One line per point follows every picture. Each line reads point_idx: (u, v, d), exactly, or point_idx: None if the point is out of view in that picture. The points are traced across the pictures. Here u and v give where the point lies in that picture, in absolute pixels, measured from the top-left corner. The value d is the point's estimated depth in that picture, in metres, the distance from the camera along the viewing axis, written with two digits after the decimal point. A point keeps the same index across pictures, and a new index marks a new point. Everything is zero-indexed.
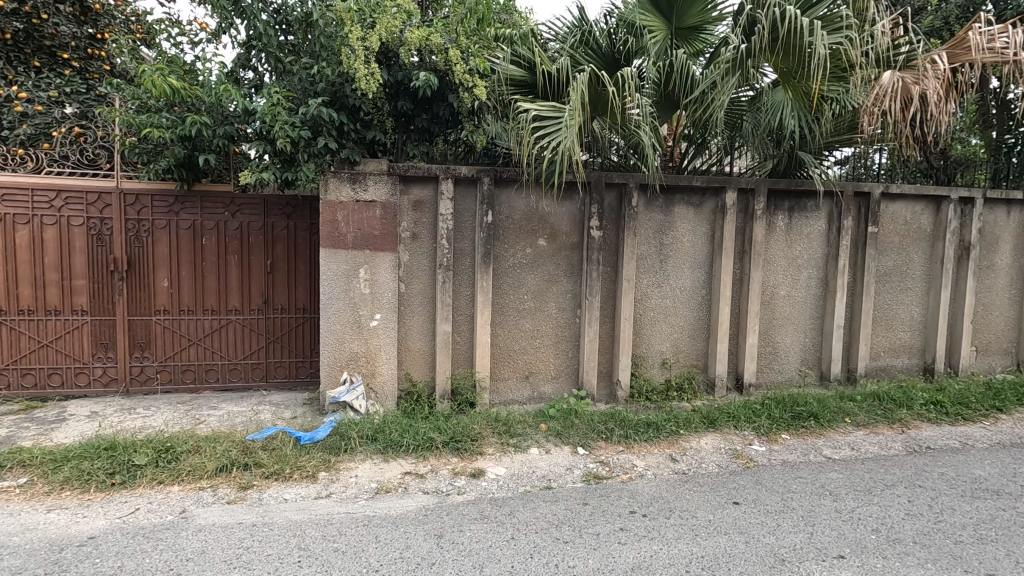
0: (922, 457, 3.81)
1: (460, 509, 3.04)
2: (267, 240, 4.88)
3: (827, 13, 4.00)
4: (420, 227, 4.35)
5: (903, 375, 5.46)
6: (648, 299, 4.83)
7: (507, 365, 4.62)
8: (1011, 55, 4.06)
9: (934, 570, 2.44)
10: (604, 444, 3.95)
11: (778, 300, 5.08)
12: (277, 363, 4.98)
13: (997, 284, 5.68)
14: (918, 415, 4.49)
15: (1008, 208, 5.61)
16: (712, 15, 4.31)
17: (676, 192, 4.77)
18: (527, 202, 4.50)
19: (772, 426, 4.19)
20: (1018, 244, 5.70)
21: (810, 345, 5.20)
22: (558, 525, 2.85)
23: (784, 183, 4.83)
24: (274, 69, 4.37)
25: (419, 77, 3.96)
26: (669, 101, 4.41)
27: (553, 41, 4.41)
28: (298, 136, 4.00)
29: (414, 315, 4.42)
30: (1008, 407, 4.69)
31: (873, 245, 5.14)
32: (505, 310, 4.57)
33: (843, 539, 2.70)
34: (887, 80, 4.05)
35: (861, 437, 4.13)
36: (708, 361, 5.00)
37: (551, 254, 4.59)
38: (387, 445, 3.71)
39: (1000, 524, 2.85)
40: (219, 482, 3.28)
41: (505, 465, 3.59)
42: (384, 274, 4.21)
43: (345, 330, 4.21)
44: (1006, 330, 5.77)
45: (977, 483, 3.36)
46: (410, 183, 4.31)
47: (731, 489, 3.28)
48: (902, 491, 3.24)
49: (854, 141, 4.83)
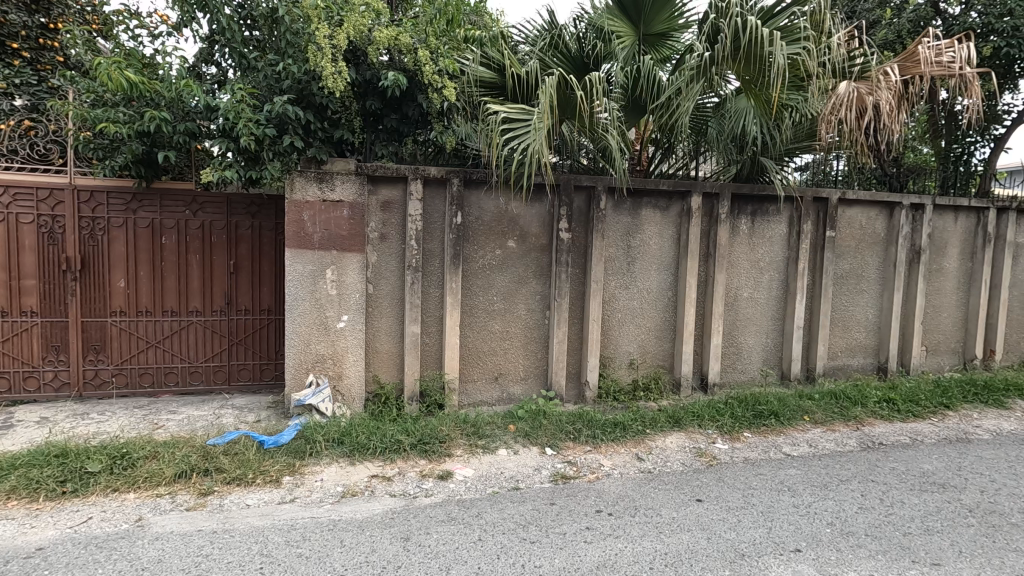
0: (874, 452, 3.97)
1: (427, 511, 3.03)
2: (230, 240, 4.76)
3: (787, 23, 4.16)
4: (389, 228, 4.32)
5: (858, 373, 5.67)
6: (616, 300, 4.90)
7: (477, 366, 4.61)
8: (958, 68, 4.26)
9: (884, 561, 2.54)
10: (572, 444, 3.99)
11: (741, 301, 5.22)
12: (240, 365, 4.86)
13: (945, 287, 5.96)
14: (872, 412, 4.67)
15: (955, 214, 5.88)
16: (679, 23, 4.41)
17: (644, 195, 4.85)
18: (496, 204, 4.51)
19: (735, 425, 4.30)
20: (965, 249, 5.98)
21: (771, 345, 5.36)
22: (525, 525, 2.87)
23: (747, 188, 4.98)
24: (238, 65, 4.30)
25: (388, 77, 3.93)
26: (636, 105, 4.50)
27: (524, 44, 4.44)
28: (263, 134, 3.93)
29: (382, 317, 4.38)
30: (955, 404, 4.91)
31: (831, 249, 5.33)
32: (474, 311, 4.57)
33: (800, 533, 2.79)
34: (843, 90, 4.19)
35: (818, 434, 4.27)
36: (674, 361, 5.09)
37: (521, 256, 4.61)
38: (354, 447, 3.66)
39: (945, 516, 2.99)
40: (178, 488, 3.18)
41: (474, 467, 3.60)
42: (352, 276, 4.16)
43: (311, 331, 4.14)
44: (954, 330, 6.05)
45: (925, 477, 3.51)
46: (379, 183, 4.27)
47: (694, 486, 3.35)
48: (855, 486, 3.37)
49: (813, 148, 5.01)
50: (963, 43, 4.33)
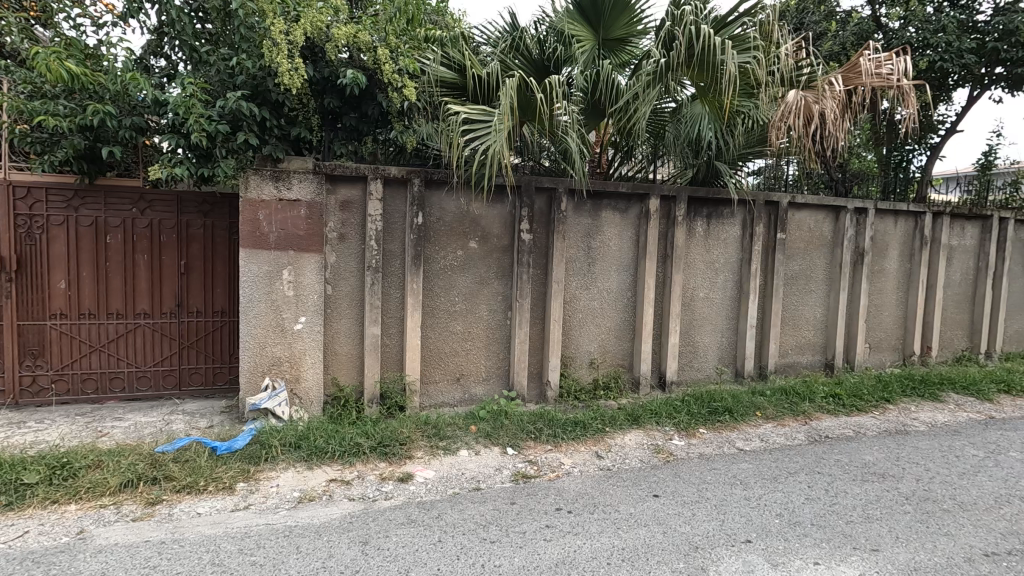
0: (821, 445, 4.14)
1: (387, 514, 3.00)
2: (181, 239, 4.60)
3: (740, 32, 4.31)
4: (348, 228, 4.25)
5: (807, 370, 5.91)
6: (577, 301, 4.96)
7: (438, 367, 4.59)
8: (896, 80, 4.51)
9: (828, 549, 2.67)
10: (532, 443, 4.02)
11: (697, 301, 5.37)
12: (191, 369, 4.69)
13: (887, 287, 6.27)
14: (820, 407, 4.88)
15: (896, 217, 6.18)
16: (638, 28, 4.50)
17: (604, 197, 4.93)
18: (458, 205, 4.50)
19: (691, 422, 4.42)
20: (905, 250, 6.31)
21: (726, 344, 5.53)
22: (486, 525, 2.88)
23: (703, 192, 5.13)
24: (189, 58, 4.20)
25: (346, 75, 3.87)
26: (595, 109, 4.60)
27: (486, 44, 4.45)
28: (216, 131, 3.84)
29: (341, 318, 4.31)
30: (895, 398, 5.18)
31: (782, 251, 5.54)
32: (435, 311, 4.54)
33: (750, 525, 2.89)
34: (792, 98, 4.36)
35: (769, 429, 4.43)
36: (633, 360, 5.19)
37: (482, 256, 4.61)
38: (312, 452, 3.59)
39: (884, 504, 3.15)
40: (123, 498, 3.05)
41: (435, 468, 3.58)
42: (310, 276, 4.08)
43: (267, 333, 4.04)
44: (895, 328, 6.38)
45: (866, 468, 3.69)
46: (338, 183, 4.20)
47: (651, 482, 3.42)
48: (803, 477, 3.52)
49: (764, 153, 5.21)
50: (901, 56, 4.59)
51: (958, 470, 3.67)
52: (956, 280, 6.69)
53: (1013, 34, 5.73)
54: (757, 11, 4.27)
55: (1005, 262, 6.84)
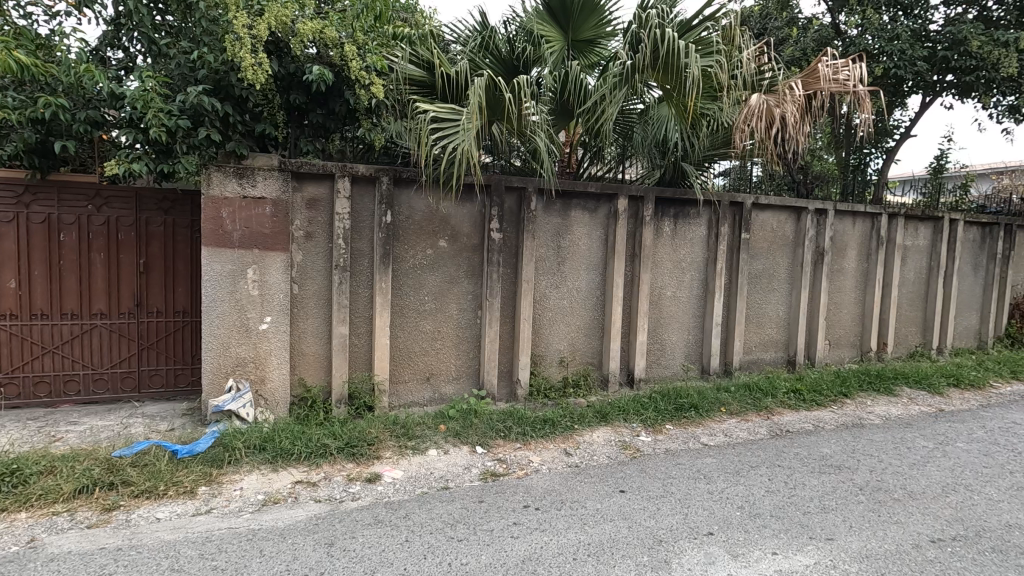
0: (781, 439, 4.27)
1: (354, 515, 2.98)
2: (140, 238, 4.46)
3: (704, 36, 4.39)
4: (315, 226, 4.19)
5: (770, 367, 6.08)
6: (547, 300, 5.00)
7: (408, 366, 4.57)
8: (852, 85, 4.66)
9: (785, 539, 2.75)
10: (502, 442, 4.03)
11: (665, 300, 5.46)
12: (151, 371, 4.56)
13: (845, 286, 6.49)
14: (781, 402, 5.03)
15: (854, 219, 6.40)
16: (606, 30, 4.56)
17: (573, 196, 4.97)
18: (427, 204, 4.48)
19: (657, 418, 4.50)
20: (863, 251, 6.53)
21: (692, 342, 5.65)
22: (453, 524, 2.88)
23: (670, 192, 5.22)
24: (149, 51, 4.12)
25: (312, 71, 3.81)
26: (564, 109, 4.64)
27: (456, 43, 4.45)
28: (176, 126, 3.75)
29: (307, 318, 4.24)
30: (852, 393, 5.38)
31: (745, 250, 5.68)
32: (404, 310, 4.51)
33: (713, 518, 2.97)
34: (754, 101, 4.47)
35: (733, 424, 4.55)
36: (602, 359, 5.25)
37: (452, 255, 4.61)
38: (277, 453, 3.53)
39: (840, 495, 3.28)
40: (77, 505, 2.95)
41: (403, 468, 3.56)
42: (275, 275, 4.01)
43: (231, 334, 3.96)
44: (853, 325, 6.61)
45: (824, 460, 3.82)
46: (304, 180, 4.13)
47: (618, 478, 3.48)
48: (764, 471, 3.62)
49: (729, 155, 5.34)
50: (857, 63, 4.75)
51: (910, 461, 3.83)
52: (910, 279, 6.96)
53: (961, 43, 6.01)
54: (720, 17, 4.38)
55: (955, 261, 7.16)
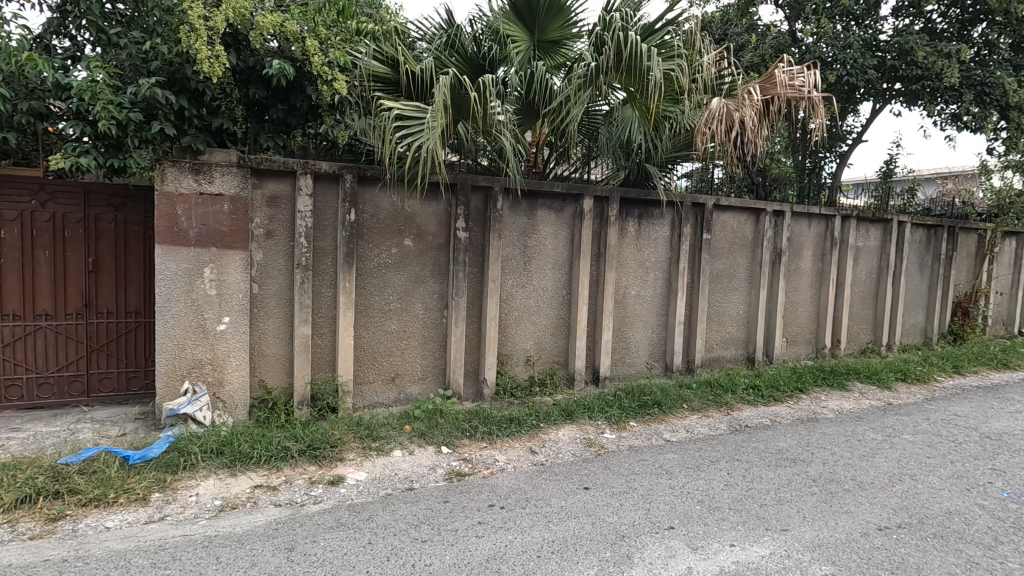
0: (740, 434, 4.39)
1: (316, 518, 2.92)
2: (89, 235, 4.27)
3: (665, 40, 4.50)
4: (275, 224, 4.09)
5: (730, 364, 6.24)
6: (513, 299, 5.01)
7: (372, 366, 4.51)
8: (807, 91, 4.82)
9: (743, 531, 2.84)
10: (467, 441, 4.03)
11: (630, 299, 5.55)
12: (101, 375, 4.37)
13: (801, 285, 6.72)
14: (741, 398, 5.17)
15: (810, 220, 6.63)
16: (571, 32, 4.60)
17: (539, 196, 4.99)
18: (391, 202, 4.44)
19: (622, 416, 4.57)
20: (818, 251, 6.77)
21: (656, 340, 5.75)
22: (417, 525, 2.86)
23: (634, 193, 5.29)
24: (97, 41, 3.94)
25: (272, 65, 3.70)
26: (530, 109, 4.66)
27: (422, 40, 4.42)
28: (127, 119, 3.60)
29: (268, 318, 4.14)
30: (807, 388, 5.57)
31: (707, 250, 5.82)
32: (369, 310, 4.45)
33: (674, 512, 3.03)
34: (715, 105, 4.59)
35: (695, 420, 4.66)
36: (568, 357, 5.30)
37: (417, 255, 4.57)
38: (235, 458, 3.43)
39: (795, 487, 3.39)
40: (19, 516, 2.80)
41: (367, 470, 3.52)
42: (234, 274, 3.90)
43: (187, 335, 3.83)
44: (809, 323, 6.85)
45: (780, 454, 3.95)
46: (264, 177, 4.03)
47: (583, 475, 3.52)
48: (724, 465, 3.71)
49: (691, 157, 5.46)
50: (811, 70, 4.91)
51: (860, 453, 4.00)
52: (861, 278, 7.25)
53: (908, 54, 6.29)
54: (682, 22, 4.48)
55: (903, 261, 7.49)
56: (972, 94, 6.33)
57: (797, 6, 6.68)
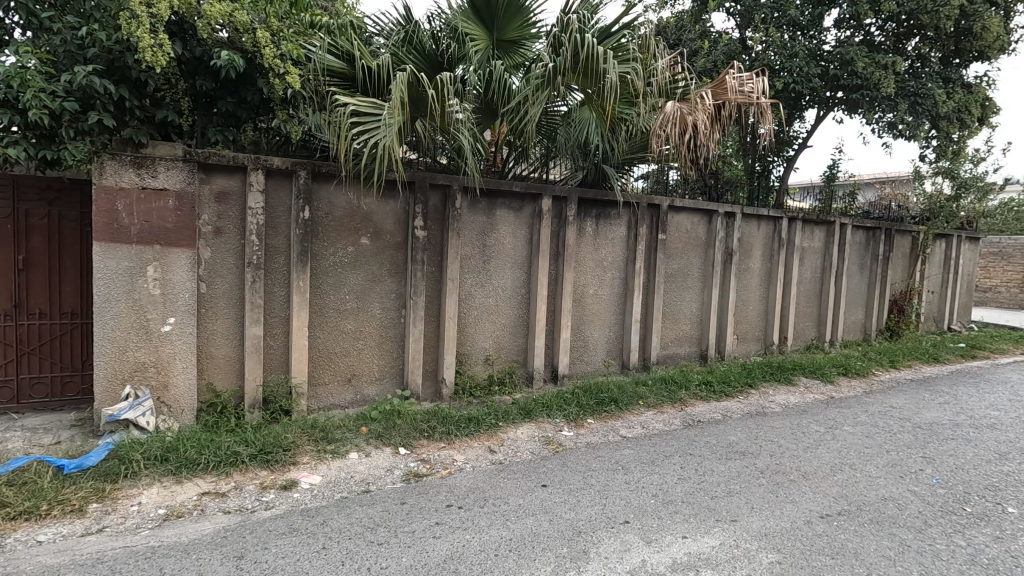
0: (693, 429, 4.52)
1: (267, 524, 2.84)
2: (18, 231, 4.01)
3: (620, 44, 4.59)
4: (224, 221, 3.94)
5: (685, 361, 6.42)
6: (472, 298, 5.00)
7: (328, 367, 4.41)
8: (756, 97, 4.99)
9: (694, 523, 2.92)
10: (426, 441, 3.99)
11: (588, 297, 5.63)
12: (33, 380, 4.12)
13: (751, 284, 6.97)
14: (694, 394, 5.32)
15: (759, 222, 6.88)
16: (530, 32, 4.62)
17: (498, 195, 5.00)
18: (347, 200, 4.35)
19: (580, 413, 4.63)
20: (766, 251, 7.03)
21: (613, 338, 5.86)
22: (373, 528, 2.82)
23: (592, 193, 5.37)
24: (29, 24, 3.69)
25: (220, 56, 3.54)
26: (488, 108, 4.65)
27: (379, 36, 4.38)
28: (60, 108, 3.39)
29: (217, 319, 3.99)
30: (757, 383, 5.79)
31: (662, 250, 5.96)
32: (324, 310, 4.35)
33: (629, 507, 3.09)
34: (669, 109, 4.71)
35: (650, 416, 4.76)
36: (527, 356, 5.33)
37: (374, 254, 4.50)
38: (181, 464, 3.29)
39: (743, 478, 3.52)
40: None
41: (322, 473, 3.44)
42: (179, 273, 3.74)
43: (128, 336, 3.65)
44: (758, 321, 7.11)
45: (730, 447, 4.10)
46: (212, 172, 3.88)
47: (540, 473, 3.55)
48: (677, 459, 3.82)
49: (646, 159, 5.59)
50: (759, 76, 5.09)
51: (804, 445, 4.19)
52: (807, 278, 7.58)
53: (848, 64, 6.63)
54: (637, 26, 4.57)
55: (845, 262, 7.87)
56: (906, 104, 6.70)
57: (747, 15, 6.93)
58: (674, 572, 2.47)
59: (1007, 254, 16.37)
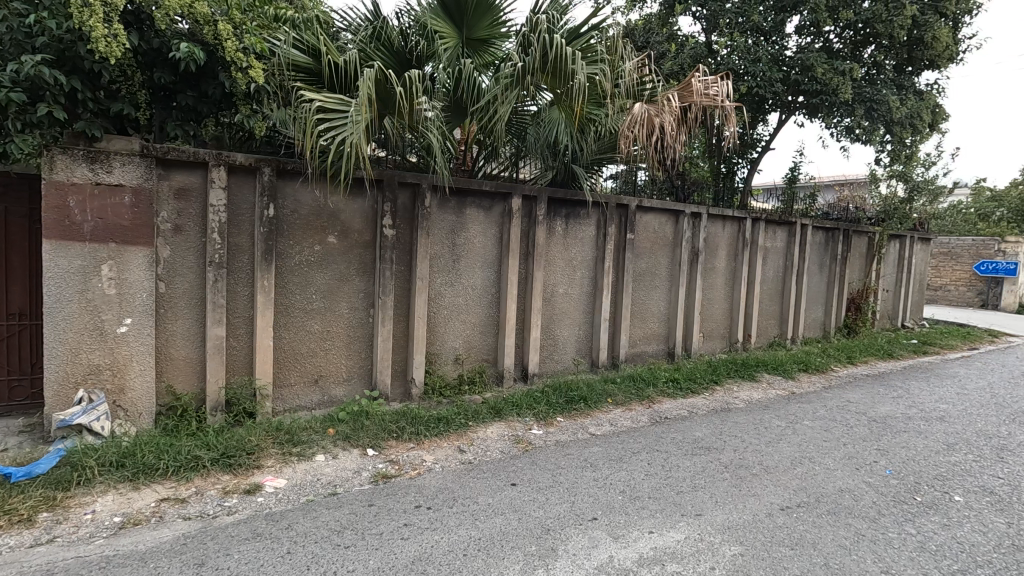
0: (660, 426, 4.60)
1: (229, 529, 2.77)
2: None
3: (588, 45, 4.63)
4: (184, 219, 3.82)
5: (652, 359, 6.52)
6: (442, 298, 4.97)
7: (294, 368, 4.33)
8: (721, 100, 5.10)
9: (661, 518, 2.97)
10: (394, 442, 3.96)
11: (557, 297, 5.66)
12: None
13: (717, 283, 7.13)
14: (661, 391, 5.42)
15: (724, 222, 7.04)
16: (500, 31, 4.62)
17: (468, 194, 4.98)
18: (313, 198, 4.28)
19: (549, 412, 4.66)
20: (731, 250, 7.20)
21: (583, 337, 5.91)
22: (340, 531, 2.78)
23: (562, 193, 5.40)
24: None
25: (180, 48, 3.43)
26: (458, 107, 4.63)
27: (347, 31, 4.31)
28: (7, 99, 3.20)
29: (177, 319, 3.86)
30: (722, 380, 5.93)
31: (630, 250, 6.04)
32: (290, 310, 4.26)
33: (597, 504, 3.13)
34: (637, 110, 4.78)
35: (618, 414, 4.83)
36: (497, 355, 5.33)
37: (341, 252, 4.43)
38: (138, 470, 3.18)
39: (707, 473, 3.60)
40: None
41: (287, 476, 3.37)
42: (136, 272, 3.61)
43: (82, 338, 3.50)
44: (723, 319, 7.28)
45: (696, 443, 4.18)
46: (172, 168, 3.76)
47: (510, 472, 3.56)
48: (644, 456, 3.88)
49: (615, 159, 5.65)
50: (724, 80, 5.20)
51: (766, 439, 4.31)
52: (769, 277, 7.79)
53: (809, 70, 6.84)
54: (606, 28, 4.62)
55: (805, 261, 8.12)
56: (862, 110, 6.96)
57: (713, 19, 7.08)
58: (641, 567, 2.51)
59: (956, 254, 17.10)
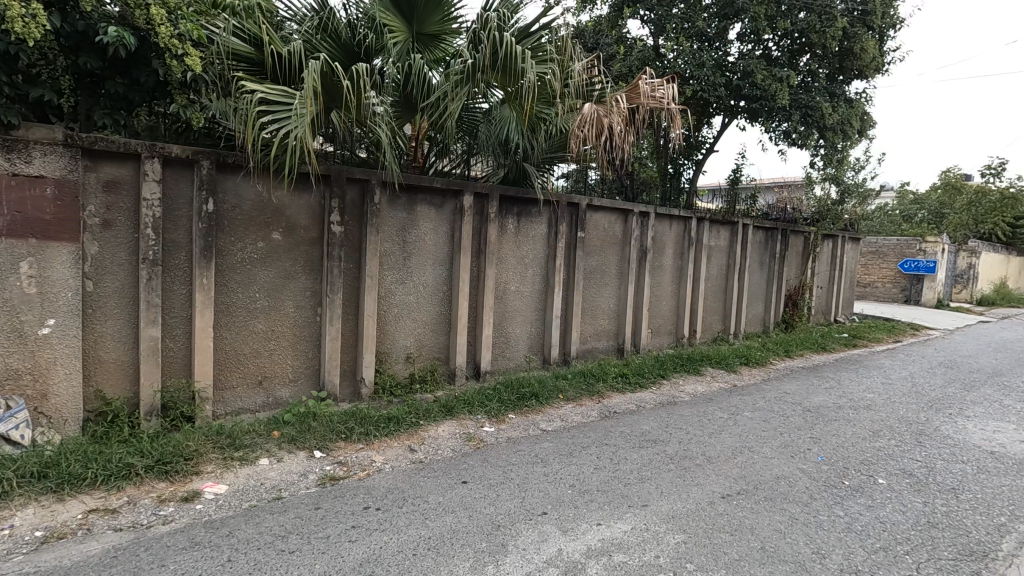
0: (609, 420, 4.70)
1: (165, 539, 2.65)
2: None
3: (538, 44, 4.66)
4: (114, 213, 3.61)
5: (603, 355, 6.65)
6: (392, 296, 4.90)
7: (236, 369, 4.16)
8: (667, 102, 5.24)
9: (609, 509, 3.04)
10: (343, 444, 3.87)
11: (509, 294, 5.69)
12: None
13: (664, 280, 7.33)
14: (610, 386, 5.54)
15: (671, 221, 7.25)
16: (450, 27, 4.59)
17: (418, 191, 4.93)
18: (256, 193, 4.12)
19: (501, 409, 4.68)
20: (678, 248, 7.43)
21: (534, 334, 5.96)
22: (284, 536, 2.70)
23: (514, 191, 5.42)
24: None
25: (108, 33, 3.22)
26: (408, 102, 4.57)
27: (291, 21, 4.18)
28: None
29: (107, 320, 3.65)
30: (668, 374, 6.12)
31: (581, 248, 6.14)
32: (231, 309, 4.10)
33: (547, 498, 3.17)
34: (586, 110, 4.85)
35: (569, 409, 4.90)
36: (449, 353, 5.31)
37: (286, 250, 4.29)
38: (63, 480, 2.98)
39: (654, 465, 3.70)
40: None
41: (228, 482, 3.24)
42: (60, 270, 3.38)
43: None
44: (670, 316, 7.51)
45: (643, 436, 4.29)
46: (100, 159, 3.55)
47: (461, 470, 3.55)
48: (594, 450, 3.95)
49: (566, 158, 5.72)
50: (670, 83, 5.34)
51: (709, 431, 4.48)
52: (713, 274, 8.08)
53: (750, 76, 7.13)
54: (555, 28, 4.67)
55: (746, 260, 8.47)
56: (798, 115, 7.32)
57: (660, 24, 7.29)
58: (589, 559, 2.56)
59: (882, 254, 18.34)
